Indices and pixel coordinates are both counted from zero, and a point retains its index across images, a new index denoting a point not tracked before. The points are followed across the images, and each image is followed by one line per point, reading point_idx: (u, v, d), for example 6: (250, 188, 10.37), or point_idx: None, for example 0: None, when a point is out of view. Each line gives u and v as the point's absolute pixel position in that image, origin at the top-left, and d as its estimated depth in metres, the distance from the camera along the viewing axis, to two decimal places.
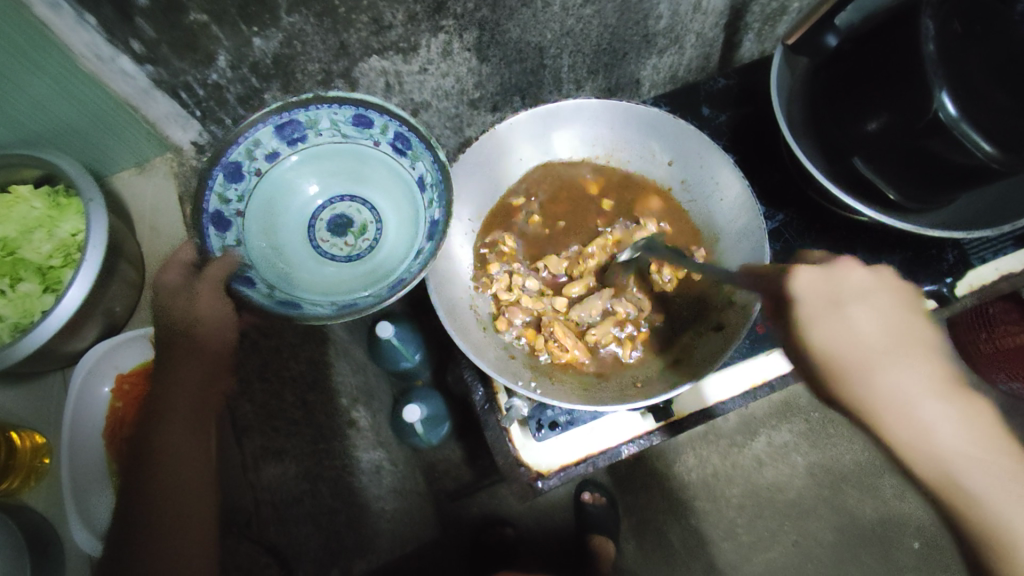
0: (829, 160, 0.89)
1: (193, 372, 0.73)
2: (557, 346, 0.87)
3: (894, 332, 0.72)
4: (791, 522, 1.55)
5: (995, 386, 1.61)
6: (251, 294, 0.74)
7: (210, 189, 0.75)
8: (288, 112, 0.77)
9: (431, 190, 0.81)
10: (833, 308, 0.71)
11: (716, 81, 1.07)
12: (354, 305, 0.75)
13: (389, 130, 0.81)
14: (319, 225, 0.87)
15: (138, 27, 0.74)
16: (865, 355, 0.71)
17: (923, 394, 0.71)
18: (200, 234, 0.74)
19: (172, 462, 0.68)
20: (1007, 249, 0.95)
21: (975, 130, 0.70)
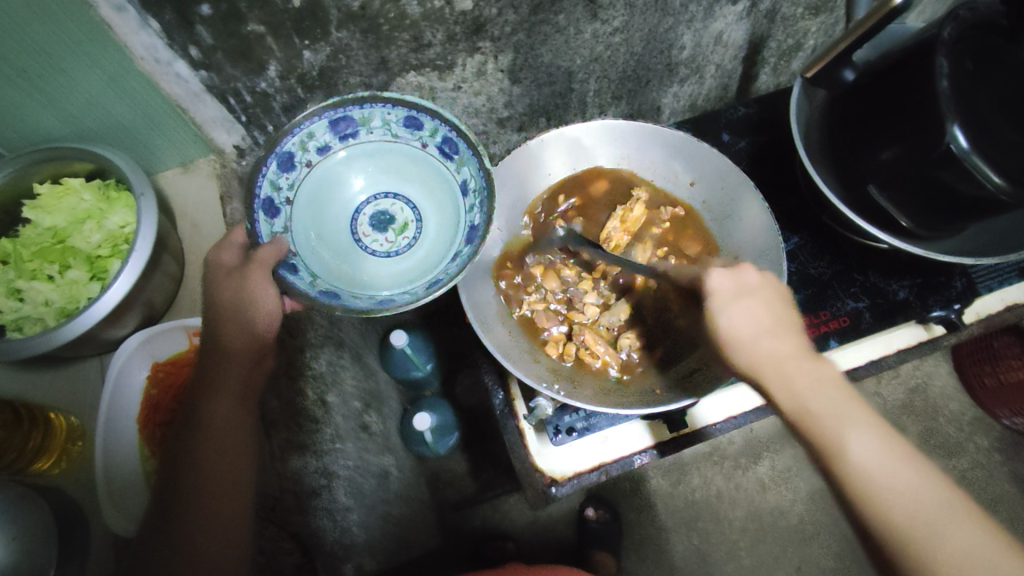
0: (846, 188, 0.93)
1: (245, 355, 0.78)
2: (588, 354, 0.91)
3: (776, 320, 0.77)
4: (794, 547, 1.56)
5: (999, 421, 1.63)
6: (296, 283, 0.78)
7: (264, 176, 0.79)
8: (344, 108, 0.81)
9: (474, 195, 0.84)
10: (733, 300, 0.78)
11: (735, 109, 1.12)
12: (391, 301, 0.79)
13: (438, 133, 0.84)
14: (362, 219, 0.91)
15: (199, 34, 0.78)
16: (752, 331, 0.76)
17: (790, 364, 0.74)
18: (251, 219, 0.77)
19: (218, 435, 0.75)
20: (1012, 280, 0.98)
21: (985, 162, 0.73)
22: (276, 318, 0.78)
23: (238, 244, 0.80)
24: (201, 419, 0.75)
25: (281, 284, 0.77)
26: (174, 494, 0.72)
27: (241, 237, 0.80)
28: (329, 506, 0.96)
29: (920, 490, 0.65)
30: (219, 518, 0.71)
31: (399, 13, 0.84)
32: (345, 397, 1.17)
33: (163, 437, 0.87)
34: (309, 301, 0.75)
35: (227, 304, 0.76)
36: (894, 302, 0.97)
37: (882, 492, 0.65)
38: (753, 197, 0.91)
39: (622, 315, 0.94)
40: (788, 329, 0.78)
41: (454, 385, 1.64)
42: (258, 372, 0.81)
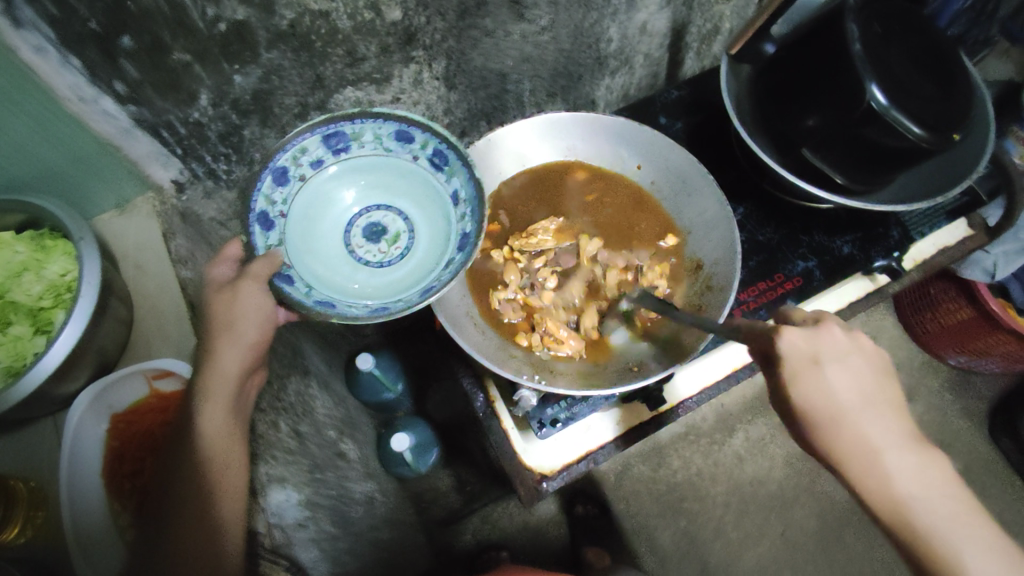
0: (783, 152, 0.95)
1: (224, 389, 0.77)
2: (552, 341, 0.88)
3: (866, 389, 0.67)
4: (776, 513, 1.61)
5: (945, 363, 1.73)
6: (292, 292, 0.79)
7: (259, 189, 0.80)
8: (336, 123, 0.84)
9: (465, 205, 0.86)
10: (813, 368, 0.64)
11: (668, 92, 1.15)
12: (388, 309, 0.79)
13: (428, 146, 0.87)
14: (354, 232, 0.91)
15: (124, 68, 0.76)
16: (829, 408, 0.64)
17: (885, 438, 0.65)
18: (247, 231, 0.79)
19: (215, 446, 0.74)
20: (940, 223, 1.05)
21: (903, 116, 0.79)
22: (266, 327, 0.80)
23: (233, 257, 0.82)
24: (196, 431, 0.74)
25: (279, 295, 0.77)
26: (164, 525, 0.70)
27: (234, 251, 0.82)
28: (317, 537, 0.93)
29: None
30: (216, 528, 0.69)
31: (330, 28, 0.85)
32: (318, 427, 1.14)
33: (132, 490, 0.81)
34: (304, 311, 0.76)
35: (219, 318, 0.78)
36: (842, 257, 1.01)
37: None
38: (700, 171, 0.93)
39: (578, 292, 0.93)
40: (874, 397, 0.67)
41: (427, 402, 1.63)
42: (243, 397, 0.80)
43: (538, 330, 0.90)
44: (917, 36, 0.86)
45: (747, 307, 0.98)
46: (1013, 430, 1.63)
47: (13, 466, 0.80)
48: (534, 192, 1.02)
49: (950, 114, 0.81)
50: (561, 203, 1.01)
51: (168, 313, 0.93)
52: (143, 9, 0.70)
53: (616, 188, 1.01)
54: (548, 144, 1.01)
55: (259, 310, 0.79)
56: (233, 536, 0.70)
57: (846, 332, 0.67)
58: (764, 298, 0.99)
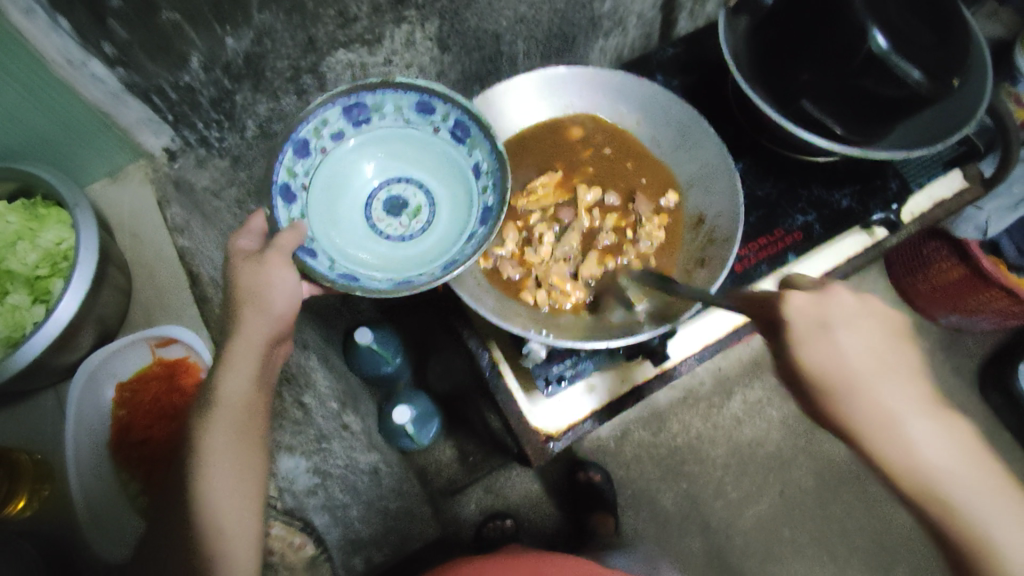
0: (782, 105, 0.93)
1: (251, 357, 0.75)
2: (558, 293, 0.88)
3: (884, 356, 0.61)
4: (775, 473, 1.63)
5: (936, 322, 1.76)
6: (316, 266, 0.77)
7: (280, 162, 0.78)
8: (356, 94, 0.81)
9: (487, 177, 0.85)
10: (823, 332, 0.59)
11: (664, 49, 1.13)
12: (411, 281, 0.78)
13: (450, 117, 0.84)
14: (375, 205, 0.90)
15: (112, 30, 0.73)
16: (850, 373, 0.59)
17: (912, 417, 0.59)
18: (270, 205, 0.77)
19: (241, 414, 0.73)
20: (937, 173, 1.05)
21: (903, 60, 0.79)
22: (294, 302, 0.77)
23: (258, 230, 0.80)
24: (220, 395, 0.73)
25: (302, 267, 0.76)
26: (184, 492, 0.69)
27: (258, 224, 0.80)
28: (328, 502, 0.94)
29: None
30: (245, 499, 0.70)
31: None
32: (321, 399, 1.14)
33: (141, 459, 0.81)
34: (328, 285, 0.75)
35: (244, 288, 0.75)
36: (840, 211, 1.02)
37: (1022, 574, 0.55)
38: (699, 123, 0.92)
39: (575, 241, 0.92)
40: (898, 365, 0.61)
41: (427, 372, 1.63)
42: (270, 366, 0.78)
43: (543, 287, 0.89)
44: None
45: (749, 262, 0.99)
46: (1002, 385, 1.66)
47: (17, 438, 0.79)
48: (537, 153, 1.01)
49: (953, 58, 0.81)
50: (576, 169, 1.00)
51: (167, 283, 0.94)
52: None
53: (631, 154, 1.00)
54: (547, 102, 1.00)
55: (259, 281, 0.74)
56: (251, 505, 0.70)
57: (858, 293, 0.62)
58: (765, 252, 0.99)
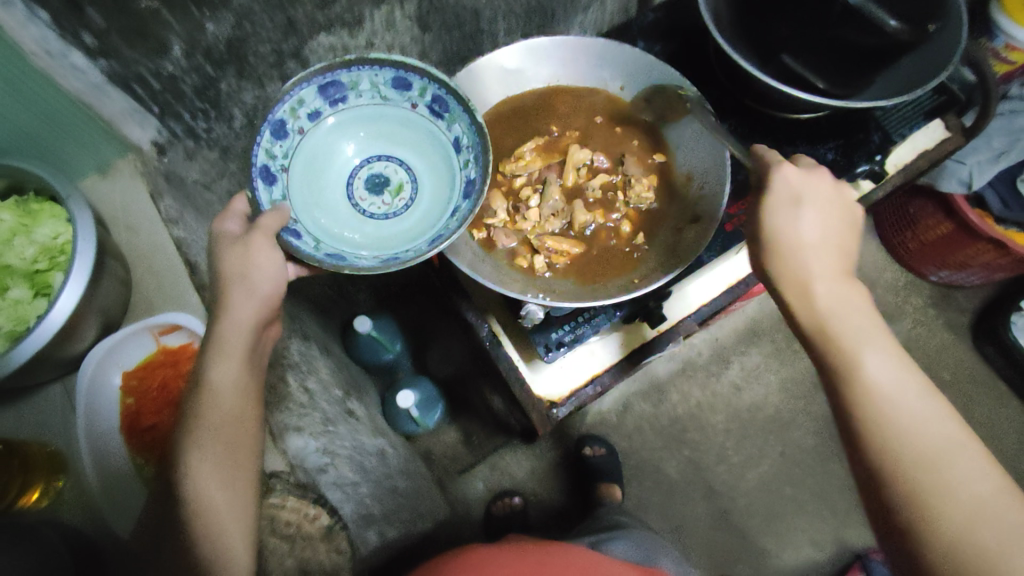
0: (762, 61, 0.93)
1: (241, 328, 0.75)
2: (558, 254, 0.90)
3: (831, 238, 0.75)
4: (775, 435, 1.66)
5: (927, 279, 1.78)
6: (300, 246, 0.76)
7: (259, 143, 0.77)
8: (332, 72, 0.80)
9: (468, 151, 0.83)
10: (792, 202, 0.73)
11: (644, 16, 1.14)
12: (397, 258, 0.77)
13: (427, 92, 0.82)
14: (357, 183, 0.89)
15: (90, 18, 0.72)
16: (798, 238, 0.73)
17: (830, 280, 0.73)
18: (250, 186, 0.76)
19: (230, 399, 0.73)
20: (920, 122, 1.06)
21: (880, 10, 0.80)
22: (279, 285, 0.77)
23: (242, 211, 0.80)
24: (210, 380, 0.73)
25: (287, 249, 0.74)
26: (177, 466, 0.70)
27: (242, 206, 0.80)
28: (339, 481, 0.95)
29: (967, 453, 0.62)
30: (236, 466, 0.71)
31: None
32: (324, 384, 1.15)
33: (154, 441, 0.83)
34: (316, 264, 0.74)
35: (232, 271, 0.75)
36: (825, 164, 1.03)
37: (896, 422, 0.64)
38: (677, 82, 0.95)
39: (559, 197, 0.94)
40: (833, 247, 0.74)
41: (427, 360, 1.64)
42: (262, 347, 0.79)
43: (541, 252, 0.90)
44: None
45: (738, 220, 0.98)
46: (995, 335, 1.69)
47: (26, 433, 0.80)
48: (520, 124, 1.02)
49: (925, 6, 0.82)
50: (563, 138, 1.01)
51: (164, 271, 0.94)
52: None
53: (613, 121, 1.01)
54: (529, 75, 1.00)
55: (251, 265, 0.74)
56: (246, 475, 0.72)
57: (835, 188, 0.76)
58: None
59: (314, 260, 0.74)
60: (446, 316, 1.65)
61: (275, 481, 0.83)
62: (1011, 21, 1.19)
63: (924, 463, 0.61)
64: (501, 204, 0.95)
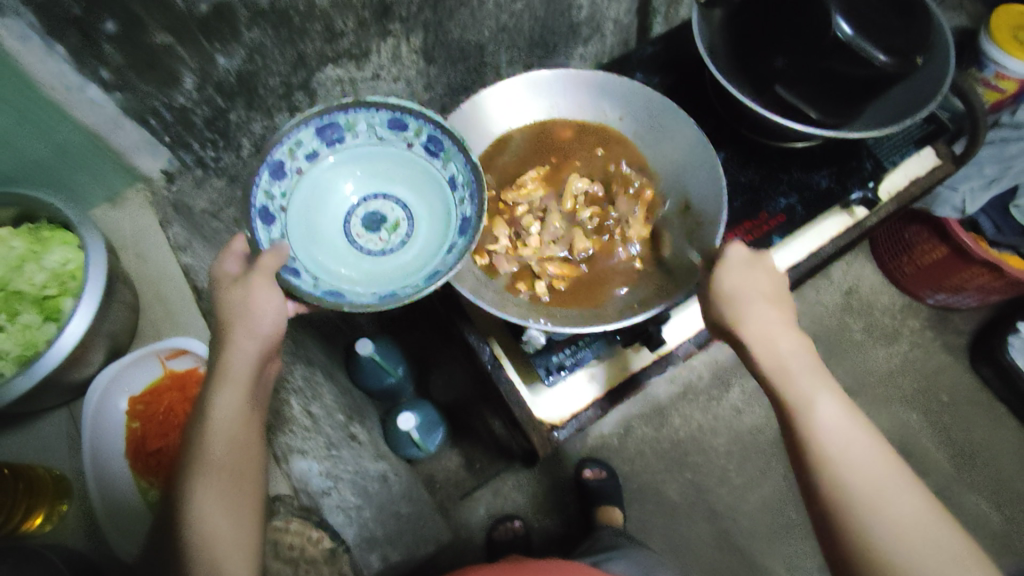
0: (757, 90, 0.96)
1: (243, 355, 0.75)
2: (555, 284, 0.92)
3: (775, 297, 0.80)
4: (777, 457, 1.65)
5: (924, 302, 1.80)
6: (300, 285, 0.77)
7: (257, 184, 0.79)
8: (329, 115, 0.82)
9: (464, 190, 0.86)
10: (745, 266, 0.79)
11: (642, 49, 1.18)
12: (396, 294, 0.78)
13: (423, 133, 0.85)
14: (354, 221, 0.89)
15: (106, 53, 0.76)
16: (750, 296, 0.78)
17: (778, 336, 0.77)
18: (249, 227, 0.77)
19: (230, 436, 0.72)
20: (911, 150, 1.09)
21: (868, 43, 0.83)
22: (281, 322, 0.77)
23: (239, 253, 0.79)
24: (212, 416, 0.72)
25: (285, 287, 0.75)
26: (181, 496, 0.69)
27: (241, 246, 0.79)
28: (342, 505, 0.95)
29: (910, 497, 0.68)
30: (239, 496, 0.71)
31: (307, 4, 0.85)
32: (327, 407, 1.16)
33: (160, 464, 0.83)
34: (315, 303, 0.74)
35: (234, 309, 0.75)
36: (820, 191, 1.05)
37: (847, 472, 0.69)
38: (675, 113, 0.97)
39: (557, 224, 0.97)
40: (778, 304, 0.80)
41: (429, 385, 1.65)
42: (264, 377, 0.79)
43: (542, 277, 0.93)
44: None
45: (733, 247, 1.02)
46: (992, 357, 1.70)
47: (32, 457, 0.80)
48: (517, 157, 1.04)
49: (914, 39, 0.84)
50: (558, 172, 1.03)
51: (172, 298, 0.96)
52: None
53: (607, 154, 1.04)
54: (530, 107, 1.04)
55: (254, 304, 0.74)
56: (249, 504, 0.71)
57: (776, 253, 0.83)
58: (752, 236, 1.03)
59: (314, 297, 0.75)
60: (447, 343, 1.65)
61: (279, 505, 0.85)
62: (1000, 51, 1.22)
63: (873, 513, 0.66)
64: (502, 233, 0.96)
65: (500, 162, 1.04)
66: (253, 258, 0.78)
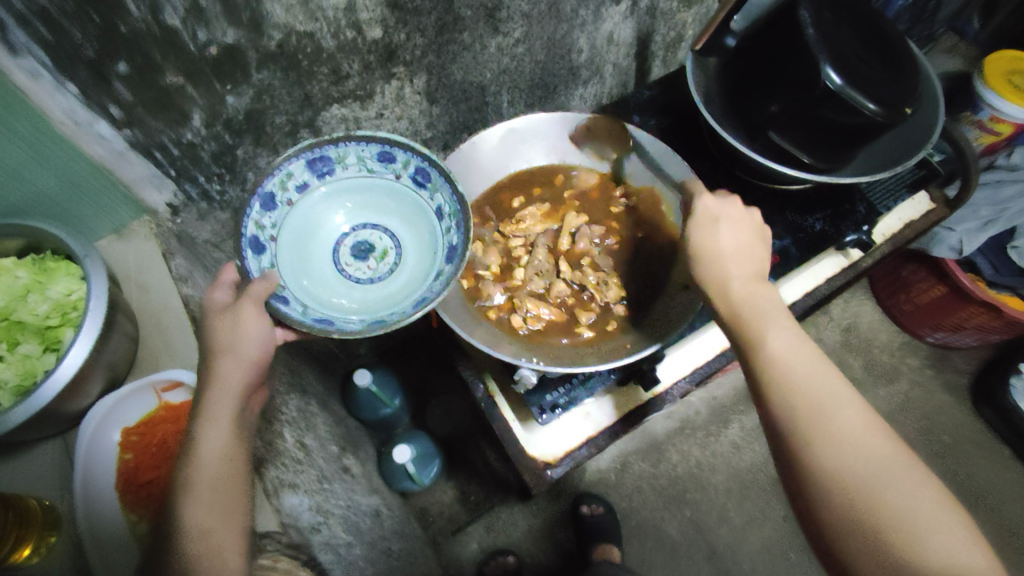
0: (752, 137, 0.99)
1: (233, 382, 0.75)
2: (536, 319, 0.94)
3: (746, 250, 0.83)
4: (777, 496, 1.63)
5: (924, 340, 1.79)
6: (288, 311, 0.77)
7: (248, 215, 0.80)
8: (320, 147, 0.84)
9: (450, 219, 0.86)
10: (711, 221, 0.85)
11: (640, 93, 1.21)
12: (383, 322, 0.79)
13: (411, 165, 0.87)
14: (343, 250, 0.91)
15: (118, 92, 0.79)
16: (716, 249, 0.82)
17: (747, 281, 0.80)
18: (239, 255, 0.78)
19: (223, 463, 0.72)
20: (903, 196, 1.10)
21: (857, 93, 0.84)
22: (269, 348, 0.77)
23: (231, 282, 0.81)
24: (199, 448, 0.72)
25: (274, 315, 0.76)
26: (169, 528, 0.68)
27: (231, 276, 0.82)
28: (332, 541, 0.94)
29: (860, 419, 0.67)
30: (226, 524, 0.69)
31: (315, 47, 0.88)
32: (321, 439, 1.16)
33: (150, 496, 0.83)
34: (303, 329, 0.75)
35: (218, 343, 0.75)
36: (814, 234, 1.07)
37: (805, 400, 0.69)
38: (663, 150, 1.00)
39: (545, 257, 1.00)
40: (750, 255, 0.83)
41: (427, 417, 1.65)
42: (250, 409, 0.78)
43: (520, 312, 0.94)
44: (864, 22, 0.92)
45: None
46: (993, 398, 1.69)
47: (23, 487, 0.81)
48: (513, 194, 1.06)
49: (901, 91, 0.86)
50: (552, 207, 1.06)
51: (173, 329, 0.96)
52: (134, 31, 0.73)
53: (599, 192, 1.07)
54: (531, 145, 1.06)
55: (250, 340, 0.75)
56: (236, 534, 0.70)
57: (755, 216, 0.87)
58: None
59: (302, 325, 0.76)
60: (445, 372, 1.68)
61: (267, 541, 0.81)
62: (995, 93, 1.24)
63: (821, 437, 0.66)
64: (495, 265, 0.99)
65: (498, 197, 1.06)
66: (242, 287, 0.79)
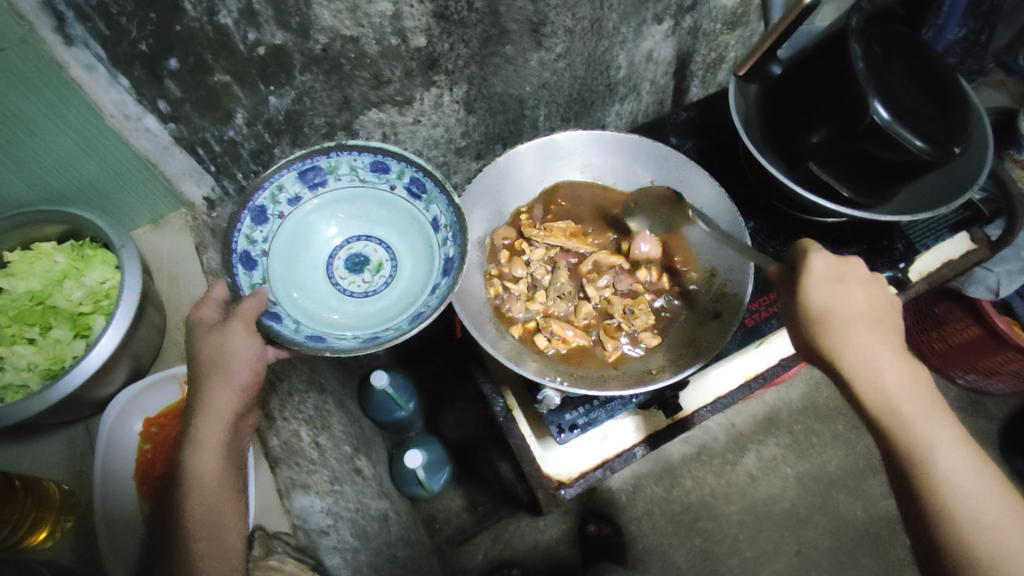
0: (790, 167, 0.98)
1: (227, 401, 0.74)
2: (561, 340, 0.93)
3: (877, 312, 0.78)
4: (791, 532, 1.60)
5: (953, 381, 1.75)
6: (280, 329, 0.78)
7: (238, 231, 0.81)
8: (311, 158, 0.84)
9: (446, 231, 0.86)
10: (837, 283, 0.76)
11: (678, 114, 1.19)
12: (377, 338, 0.79)
13: (405, 175, 0.87)
14: (337, 263, 0.91)
15: (167, 88, 0.80)
16: (844, 317, 0.75)
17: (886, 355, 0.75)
18: (230, 273, 0.79)
19: (216, 486, 0.72)
20: (944, 235, 1.07)
21: (906, 129, 0.81)
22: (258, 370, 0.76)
23: (220, 299, 0.80)
24: (189, 474, 0.71)
25: (266, 333, 0.76)
26: (167, 541, 0.69)
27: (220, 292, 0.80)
28: (339, 545, 0.94)
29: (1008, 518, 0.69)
30: (223, 538, 0.69)
31: (358, 52, 0.88)
32: (336, 441, 1.16)
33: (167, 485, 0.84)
34: (292, 347, 0.75)
35: (208, 357, 0.74)
36: None
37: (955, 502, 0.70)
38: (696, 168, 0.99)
39: (567, 281, 0.99)
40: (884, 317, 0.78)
41: (440, 422, 1.64)
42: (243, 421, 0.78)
43: (544, 332, 0.93)
44: (917, 57, 0.89)
45: (760, 316, 0.99)
46: None
47: (44, 469, 0.82)
48: (537, 215, 1.05)
49: (951, 130, 0.84)
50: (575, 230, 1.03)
51: None
52: (188, 31, 0.74)
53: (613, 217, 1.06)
54: (563, 163, 1.05)
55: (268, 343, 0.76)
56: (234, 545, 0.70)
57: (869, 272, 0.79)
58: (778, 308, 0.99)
59: (294, 342, 0.76)
60: (462, 379, 1.68)
61: (275, 543, 0.81)
62: None
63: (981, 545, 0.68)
64: (513, 283, 0.97)
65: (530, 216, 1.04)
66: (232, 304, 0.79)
